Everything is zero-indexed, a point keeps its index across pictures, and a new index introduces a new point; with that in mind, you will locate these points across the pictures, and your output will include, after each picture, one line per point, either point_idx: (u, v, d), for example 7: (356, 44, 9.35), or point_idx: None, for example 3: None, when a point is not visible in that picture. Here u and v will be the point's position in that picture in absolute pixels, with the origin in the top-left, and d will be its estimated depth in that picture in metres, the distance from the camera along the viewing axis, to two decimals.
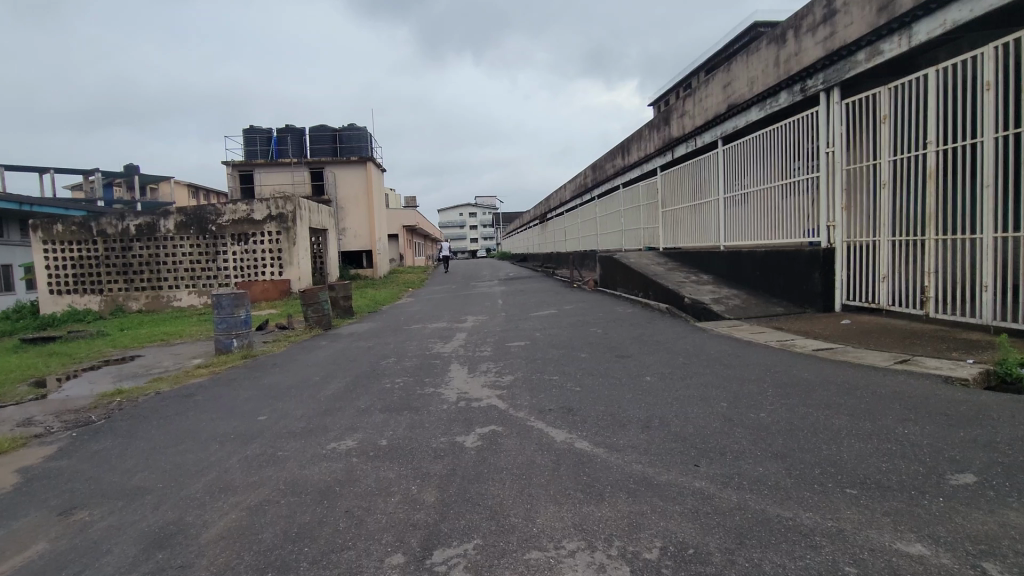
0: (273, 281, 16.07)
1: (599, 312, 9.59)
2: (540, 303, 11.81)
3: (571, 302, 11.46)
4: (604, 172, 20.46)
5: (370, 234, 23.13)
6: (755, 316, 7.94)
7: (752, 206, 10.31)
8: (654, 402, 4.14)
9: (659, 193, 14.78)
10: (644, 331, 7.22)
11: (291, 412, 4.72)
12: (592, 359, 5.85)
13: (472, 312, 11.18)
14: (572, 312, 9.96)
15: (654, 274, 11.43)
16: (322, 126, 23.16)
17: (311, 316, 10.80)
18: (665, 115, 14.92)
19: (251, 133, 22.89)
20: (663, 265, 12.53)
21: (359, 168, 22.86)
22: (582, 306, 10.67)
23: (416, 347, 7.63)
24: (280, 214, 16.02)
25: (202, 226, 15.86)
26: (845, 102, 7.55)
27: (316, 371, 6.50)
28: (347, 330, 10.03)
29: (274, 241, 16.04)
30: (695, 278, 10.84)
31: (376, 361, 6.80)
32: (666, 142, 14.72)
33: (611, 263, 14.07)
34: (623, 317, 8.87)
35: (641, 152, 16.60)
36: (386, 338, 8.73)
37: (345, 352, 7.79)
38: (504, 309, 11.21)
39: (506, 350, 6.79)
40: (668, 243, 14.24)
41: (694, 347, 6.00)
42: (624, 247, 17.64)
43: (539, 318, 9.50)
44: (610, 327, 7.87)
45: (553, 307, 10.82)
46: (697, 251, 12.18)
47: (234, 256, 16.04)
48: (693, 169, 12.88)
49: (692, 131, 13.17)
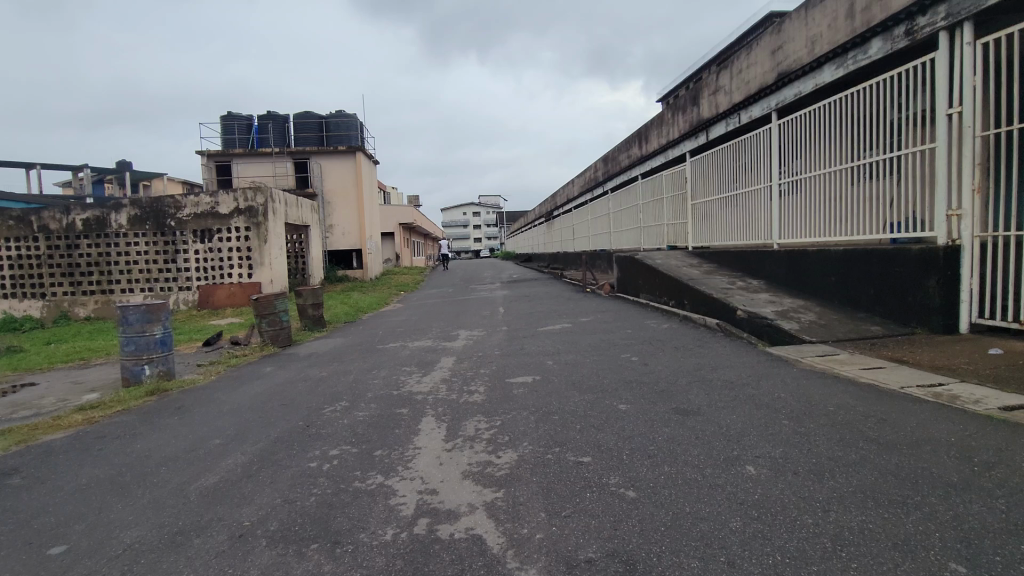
0: (241, 284, 14.05)
1: (627, 328, 7.50)
2: (550, 313, 9.71)
3: (588, 312, 9.35)
4: (618, 163, 18.35)
5: (360, 231, 21.08)
6: (848, 339, 5.80)
7: (814, 194, 8.22)
8: (802, 556, 2.04)
9: (688, 183, 12.65)
10: (700, 363, 5.12)
11: (115, 538, 2.62)
12: (640, 417, 3.76)
13: (467, 326, 9.07)
14: (591, 327, 7.86)
15: (689, 279, 9.32)
16: (307, 113, 21.13)
17: (266, 330, 8.71)
18: (694, 92, 12.80)
19: (230, 120, 20.75)
20: (698, 267, 10.42)
21: (348, 160, 20.81)
22: (603, 318, 8.57)
23: (383, 382, 5.54)
24: (249, 207, 13.94)
25: (159, 221, 13.87)
26: (980, 42, 5.39)
27: (226, 424, 4.42)
28: (309, 349, 7.94)
29: (242, 238, 13.99)
30: (742, 283, 8.74)
31: (318, 407, 4.72)
32: (696, 124, 12.58)
33: (632, 264, 11.95)
34: (662, 335, 6.78)
35: (664, 138, 14.46)
36: (350, 364, 6.65)
37: (287, 387, 5.71)
38: (507, 322, 9.13)
39: (505, 393, 4.69)
40: (700, 242, 12.11)
41: (795, 398, 3.88)
42: (643, 246, 15.49)
43: (550, 336, 7.41)
44: (652, 354, 5.75)
45: (567, 320, 8.71)
46: (740, 251, 10.06)
47: (196, 255, 14.00)
48: (733, 152, 10.76)
49: (732, 107, 11.00)
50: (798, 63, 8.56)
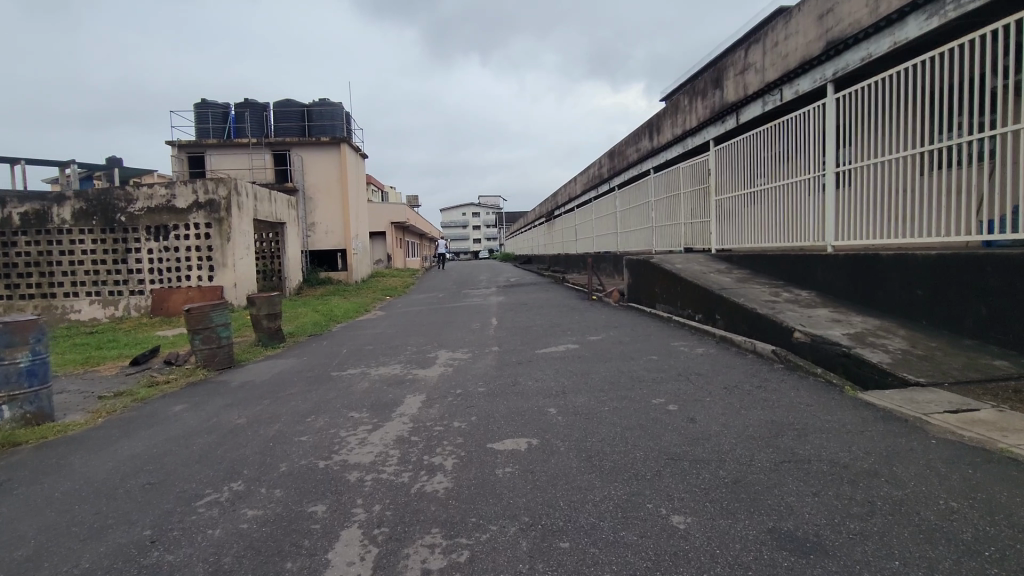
0: (199, 287, 12.38)
1: (652, 353, 5.83)
2: (552, 327, 8.05)
3: (599, 328, 7.70)
4: (626, 157, 16.71)
5: (345, 230, 19.43)
6: (974, 382, 4.12)
7: (874, 184, 6.64)
8: None
9: (711, 177, 11.02)
10: (777, 422, 3.44)
11: None
12: (718, 557, 2.08)
13: (451, 344, 7.40)
14: (604, 351, 6.20)
15: (722, 288, 7.66)
16: (288, 101, 19.47)
17: (200, 350, 7.01)
18: (717, 73, 11.15)
19: (203, 108, 19.06)
20: (728, 274, 8.77)
21: (332, 152, 19.18)
22: (619, 337, 6.92)
23: (312, 441, 3.85)
24: (209, 201, 12.33)
25: (107, 215, 12.25)
26: None
27: (28, 531, 2.74)
28: (246, 376, 6.27)
29: (203, 235, 12.38)
30: (789, 295, 7.09)
31: (193, 495, 3.05)
32: (719, 108, 10.94)
33: (646, 268, 10.29)
34: (701, 366, 5.10)
35: (681, 127, 12.79)
36: (284, 402, 4.98)
37: (181, 443, 4.03)
38: (499, 339, 7.46)
39: (483, 475, 3.01)
40: (725, 243, 10.47)
41: (985, 519, 2.20)
42: (656, 249, 13.84)
43: (551, 363, 5.76)
44: (697, 400, 4.08)
45: (574, 339, 7.04)
46: (781, 255, 8.41)
47: (151, 254, 12.38)
48: (767, 139, 9.13)
49: (765, 86, 9.39)
50: (856, 25, 6.88)
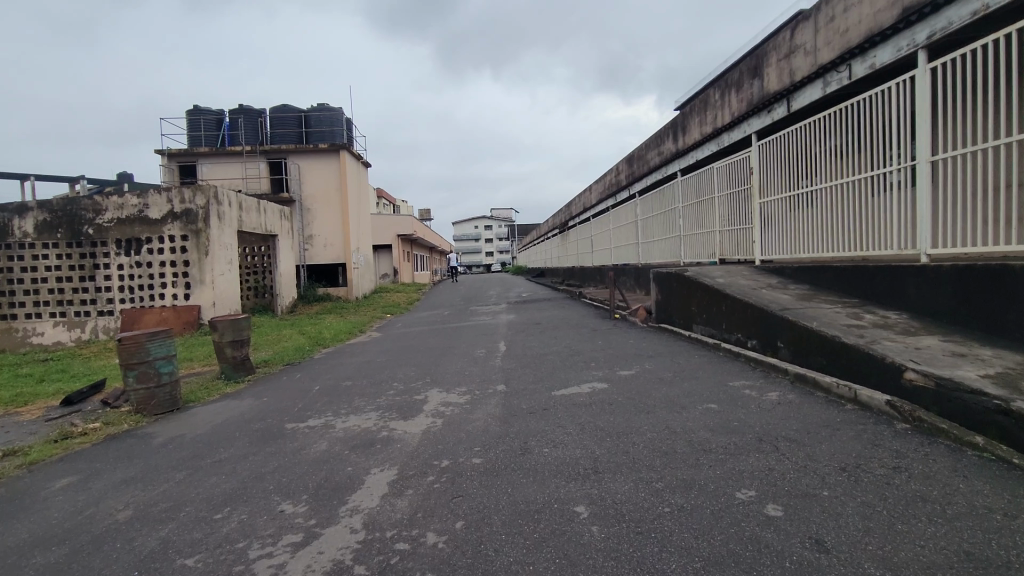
0: (174, 307, 11.05)
1: (709, 401, 4.36)
2: (572, 356, 6.61)
3: (630, 358, 6.24)
4: (648, 161, 15.29)
5: (344, 243, 18.14)
6: None
7: (989, 177, 5.08)
8: None
9: (753, 176, 9.50)
10: (983, 566, 1.95)
11: None
12: None
13: (446, 380, 5.96)
14: (643, 395, 4.73)
15: (784, 309, 6.16)
16: (285, 106, 18.39)
17: (133, 391, 5.62)
18: (757, 59, 9.72)
19: (196, 115, 18.05)
20: (785, 289, 7.27)
21: (331, 160, 17.95)
22: (658, 373, 5.46)
23: (201, 571, 2.41)
24: (186, 211, 11.07)
25: (74, 227, 11.04)
26: None
27: None
28: (180, 428, 4.86)
29: (178, 248, 11.10)
30: (876, 318, 5.59)
31: None
32: (762, 98, 9.42)
33: (679, 282, 8.80)
34: (788, 427, 3.61)
35: (714, 123, 11.32)
36: (202, 478, 3.57)
37: (7, 566, 2.58)
38: (506, 373, 6.02)
39: None
40: (774, 253, 8.96)
41: None
42: (685, 259, 12.36)
43: (573, 414, 4.30)
44: (807, 499, 2.59)
45: (600, 375, 5.58)
46: (852, 267, 6.90)
47: (122, 270, 11.13)
48: (825, 130, 7.62)
49: (817, 70, 7.81)
50: None
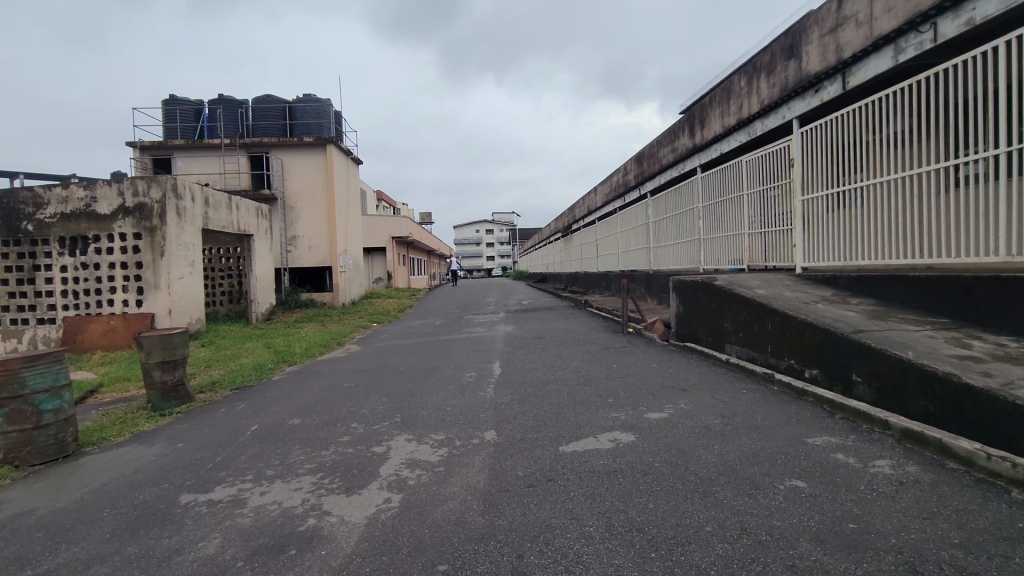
0: (123, 317, 9.64)
1: (792, 476, 2.97)
2: (584, 388, 5.22)
3: (657, 393, 4.84)
4: (660, 158, 13.92)
5: (330, 245, 16.78)
6: None
7: None
8: None
9: (795, 170, 8.09)
10: None
11: None
12: None
13: (421, 421, 4.58)
14: (688, 457, 3.33)
15: (858, 331, 4.78)
16: (268, 96, 17.06)
17: (3, 433, 4.20)
18: (795, 35, 8.32)
19: (172, 104, 16.69)
20: (846, 304, 5.89)
21: (317, 155, 16.62)
22: (700, 420, 4.06)
23: None
24: (139, 205, 9.68)
25: (11, 222, 9.73)
26: None
27: None
28: (37, 496, 3.46)
29: (129, 248, 9.72)
30: (990, 346, 4.21)
31: None
32: (802, 79, 8.02)
33: (707, 293, 7.42)
34: (946, 543, 2.23)
35: (741, 113, 9.93)
36: None
37: None
38: (499, 412, 4.63)
39: None
40: (820, 260, 7.57)
41: None
42: (705, 265, 10.98)
43: (590, 495, 2.90)
44: None
45: (622, 419, 4.19)
46: (937, 279, 5.50)
47: (65, 273, 9.77)
48: (893, 110, 6.23)
49: (870, 44, 6.43)
50: None
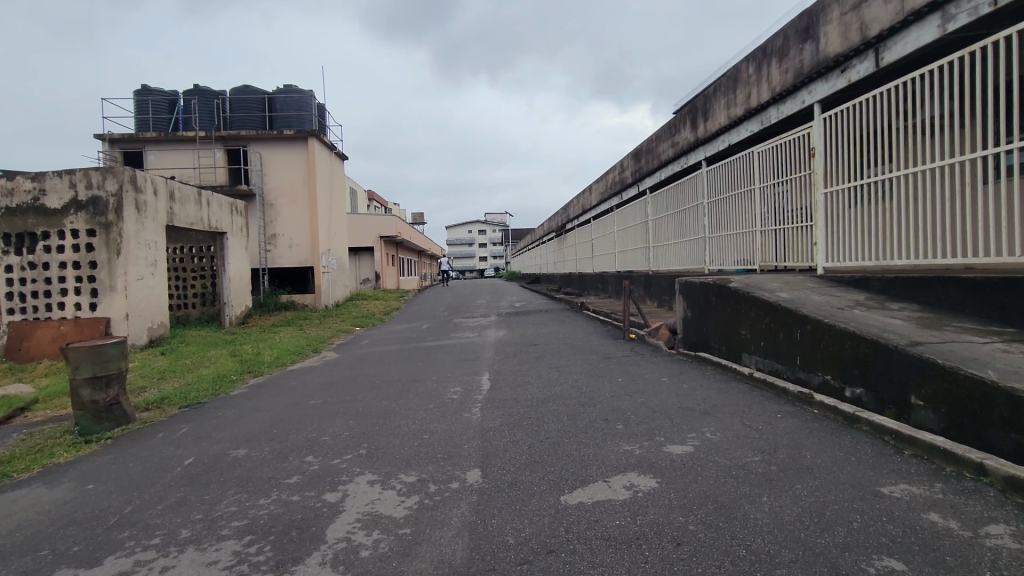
0: (73, 322, 8.71)
1: (882, 554, 2.17)
2: (586, 410, 4.42)
3: (675, 419, 4.04)
4: (660, 152, 13.15)
5: (312, 244, 15.92)
6: None
7: None
8: None
9: (814, 160, 7.32)
10: None
11: None
12: None
13: (389, 454, 3.76)
14: (730, 517, 2.53)
15: (914, 344, 4.00)
16: (246, 87, 16.19)
17: None
18: (812, 14, 7.54)
19: (144, 96, 15.80)
20: (886, 310, 5.11)
21: (297, 149, 15.74)
22: (734, 457, 3.26)
23: None
24: (93, 198, 8.78)
25: None
26: None
27: None
28: None
29: (82, 245, 8.83)
30: None
31: None
32: (823, 62, 7.24)
33: (721, 296, 6.63)
34: None
35: (750, 101, 9.16)
36: None
37: None
38: (485, 443, 3.82)
39: None
40: (846, 260, 6.80)
41: None
42: (712, 266, 10.21)
43: None
44: None
45: (637, 455, 3.39)
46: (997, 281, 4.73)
47: (12, 273, 8.90)
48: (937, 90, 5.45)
49: (909, 16, 5.67)
50: None
